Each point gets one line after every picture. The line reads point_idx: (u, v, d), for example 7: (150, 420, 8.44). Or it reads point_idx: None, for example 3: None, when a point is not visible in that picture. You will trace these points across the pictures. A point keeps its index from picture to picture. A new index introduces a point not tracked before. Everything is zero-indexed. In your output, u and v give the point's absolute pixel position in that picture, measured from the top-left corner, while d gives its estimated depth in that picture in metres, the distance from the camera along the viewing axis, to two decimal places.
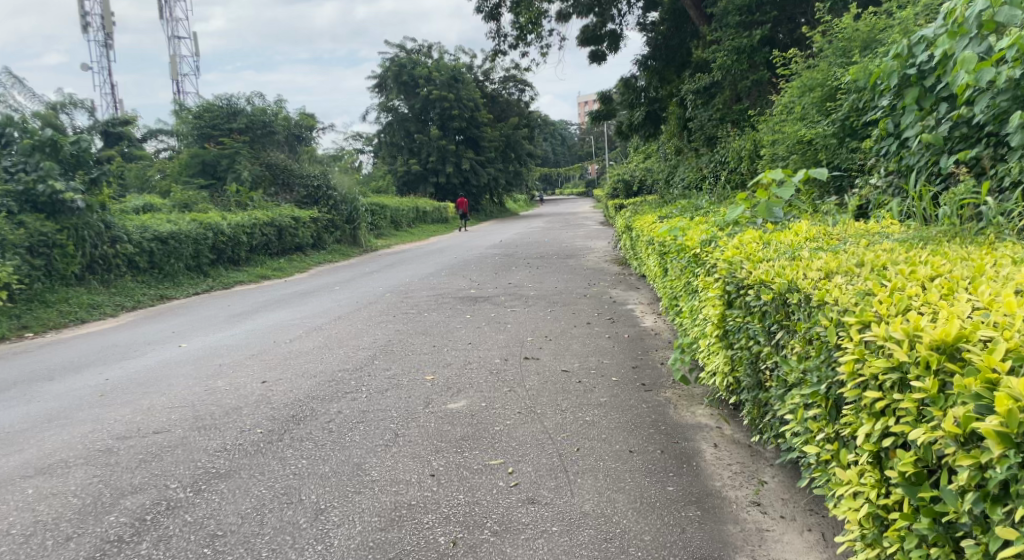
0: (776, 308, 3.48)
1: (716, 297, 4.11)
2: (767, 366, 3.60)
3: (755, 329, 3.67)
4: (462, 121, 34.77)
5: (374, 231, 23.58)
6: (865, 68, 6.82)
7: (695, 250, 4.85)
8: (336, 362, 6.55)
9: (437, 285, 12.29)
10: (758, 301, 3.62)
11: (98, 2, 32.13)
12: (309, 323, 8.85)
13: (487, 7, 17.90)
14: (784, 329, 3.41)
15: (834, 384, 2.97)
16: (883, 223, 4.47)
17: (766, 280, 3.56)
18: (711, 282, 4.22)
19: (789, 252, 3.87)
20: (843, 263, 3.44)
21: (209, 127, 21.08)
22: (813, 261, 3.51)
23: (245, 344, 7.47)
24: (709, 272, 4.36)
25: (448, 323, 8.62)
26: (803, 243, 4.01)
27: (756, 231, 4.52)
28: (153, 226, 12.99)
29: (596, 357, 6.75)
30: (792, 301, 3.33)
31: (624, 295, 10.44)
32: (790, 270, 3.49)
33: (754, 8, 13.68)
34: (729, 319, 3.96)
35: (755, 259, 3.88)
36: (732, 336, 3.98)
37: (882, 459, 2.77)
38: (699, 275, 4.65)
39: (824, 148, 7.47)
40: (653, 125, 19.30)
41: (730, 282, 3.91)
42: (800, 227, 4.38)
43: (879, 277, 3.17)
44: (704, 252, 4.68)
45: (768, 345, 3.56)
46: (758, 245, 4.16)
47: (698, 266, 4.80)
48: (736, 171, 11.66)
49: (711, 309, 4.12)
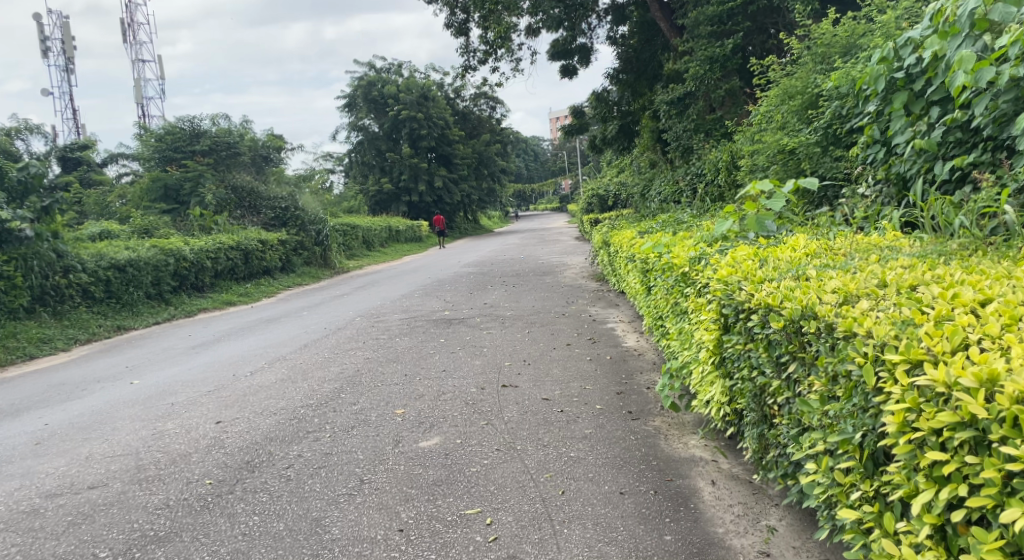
0: (785, 336, 3.14)
1: (710, 321, 3.76)
2: (774, 401, 3.27)
3: (759, 359, 3.33)
4: (433, 139, 34.40)
5: (346, 252, 23.07)
6: (846, 74, 6.59)
7: (683, 269, 4.49)
8: (299, 397, 6.11)
9: (409, 307, 11.86)
10: (762, 328, 3.28)
11: (58, 26, 31.56)
12: (273, 353, 8.40)
13: (455, 22, 17.62)
14: (797, 361, 3.08)
15: (872, 434, 2.64)
16: (887, 236, 4.16)
17: (773, 303, 3.22)
18: (706, 305, 3.88)
19: (792, 270, 3.55)
20: (863, 285, 3.14)
21: (170, 150, 20.63)
22: (827, 282, 3.20)
23: (203, 379, 7.02)
24: (701, 294, 4.02)
25: (421, 349, 8.18)
26: (804, 259, 3.70)
27: (748, 246, 4.17)
28: (110, 254, 12.48)
29: (578, 383, 6.34)
30: (807, 330, 3.00)
31: (604, 313, 10.08)
32: (802, 294, 3.15)
33: (725, 18, 13.50)
34: (727, 346, 3.60)
35: (755, 279, 3.55)
36: (731, 365, 3.64)
37: (947, 532, 2.45)
38: (689, 295, 4.29)
39: (807, 158, 7.15)
40: (627, 139, 18.99)
41: (727, 304, 3.56)
42: (796, 242, 4.05)
43: (912, 303, 2.87)
44: (693, 271, 4.32)
45: (777, 379, 3.22)
46: (754, 262, 3.82)
47: (686, 285, 4.43)
48: (713, 183, 11.39)
49: (705, 335, 3.78)
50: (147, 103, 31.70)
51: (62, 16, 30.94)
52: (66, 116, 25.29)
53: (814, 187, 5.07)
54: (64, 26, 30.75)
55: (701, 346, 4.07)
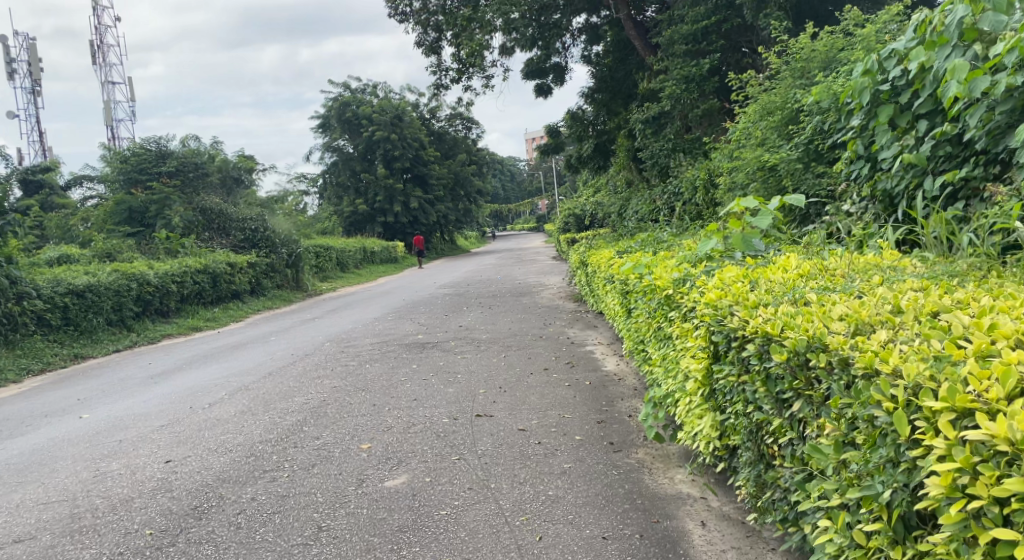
0: (787, 371, 2.90)
1: (700, 348, 3.50)
2: (774, 440, 3.02)
3: (756, 394, 3.09)
4: (407, 159, 34.10)
5: (319, 274, 22.64)
6: (828, 88, 6.38)
7: (666, 291, 4.19)
8: (258, 431, 5.76)
9: (382, 330, 11.50)
10: (761, 360, 3.02)
11: (23, 48, 31.03)
12: (234, 382, 8.01)
13: (427, 41, 17.45)
14: (802, 398, 2.84)
15: (905, 493, 2.41)
16: (884, 255, 3.93)
17: (773, 333, 2.97)
18: (692, 332, 3.61)
19: (788, 294, 3.31)
20: (875, 312, 2.91)
21: (135, 172, 20.22)
22: (833, 309, 2.97)
23: (157, 412, 6.69)
24: (686, 319, 3.76)
25: (391, 375, 7.84)
26: (801, 281, 3.46)
27: (735, 267, 3.91)
28: (68, 279, 12.10)
29: (556, 411, 6.00)
30: (815, 366, 2.76)
31: (583, 335, 9.79)
32: (807, 323, 2.91)
33: (700, 37, 13.38)
34: (718, 377, 3.34)
35: (749, 303, 3.30)
36: (723, 399, 3.39)
37: None
38: (672, 318, 4.01)
39: (789, 175, 6.93)
40: (603, 157, 18.89)
41: (717, 330, 3.29)
42: (788, 262, 3.80)
43: (939, 335, 2.64)
44: (678, 293, 4.04)
45: (778, 417, 2.97)
46: (744, 283, 3.56)
47: (670, 309, 4.14)
48: (691, 202, 11.23)
49: (692, 365, 3.52)
50: (115, 125, 31.25)
51: (29, 37, 30.45)
52: (31, 138, 24.79)
53: (802, 204, 4.79)
54: (30, 48, 30.28)
55: (687, 375, 3.81)
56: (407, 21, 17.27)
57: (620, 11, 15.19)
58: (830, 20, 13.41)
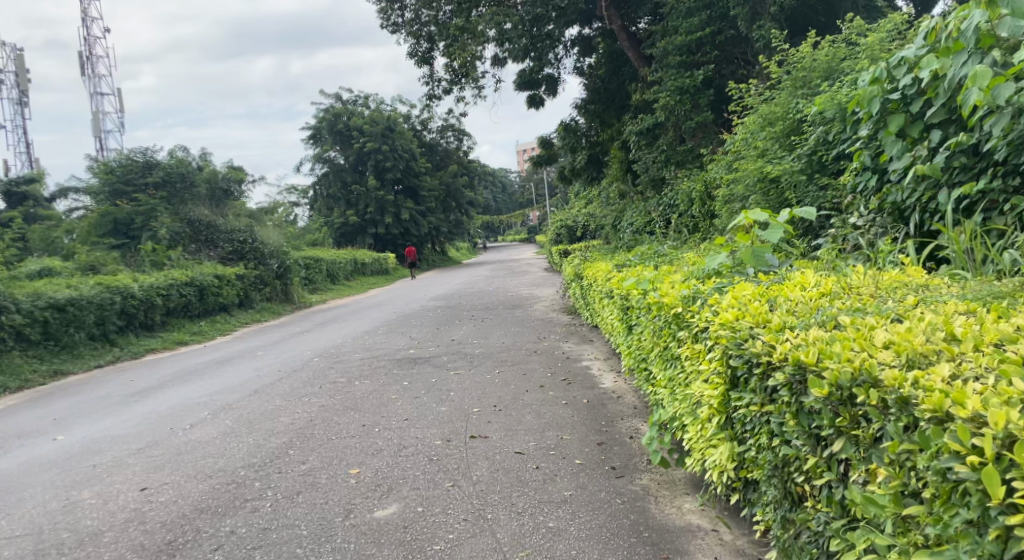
0: (827, 407, 2.73)
1: (718, 373, 3.31)
2: (807, 480, 2.84)
3: (785, 428, 2.92)
4: (398, 171, 33.83)
5: (309, 285, 22.32)
6: (832, 98, 6.13)
7: (674, 309, 3.96)
8: (240, 455, 5.48)
9: (373, 344, 11.22)
10: (796, 391, 2.85)
11: (11, 58, 30.66)
12: (218, 400, 7.72)
13: (419, 52, 17.23)
14: (845, 437, 2.68)
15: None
16: (907, 272, 3.75)
17: (810, 362, 2.79)
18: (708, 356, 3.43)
19: (817, 318, 3.16)
20: (926, 341, 2.76)
21: (122, 183, 20.03)
22: (876, 336, 2.82)
23: (136, 433, 6.42)
24: (697, 341, 3.57)
25: (381, 393, 7.56)
26: (827, 302, 3.31)
27: (750, 284, 3.72)
28: (48, 292, 11.83)
29: (554, 432, 5.74)
30: (864, 403, 2.60)
31: (578, 350, 9.53)
32: (853, 354, 2.74)
33: (694, 48, 13.20)
34: (738, 405, 3.16)
35: (775, 328, 3.13)
36: (743, 429, 3.21)
37: None
38: (681, 338, 3.80)
39: (792, 187, 6.69)
40: (596, 168, 18.88)
41: (739, 355, 3.11)
42: (808, 280, 3.63)
43: (1008, 372, 2.51)
44: (687, 312, 3.82)
45: (814, 455, 2.81)
46: (765, 304, 3.38)
47: (678, 328, 3.92)
48: (687, 214, 11.02)
49: (708, 392, 3.34)
50: (103, 136, 30.99)
51: (16, 48, 30.08)
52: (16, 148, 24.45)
53: (813, 218, 4.51)
54: (18, 58, 30.00)
55: (698, 401, 3.62)
56: (398, 32, 17.07)
57: (614, 22, 15.02)
58: (830, 31, 13.13)
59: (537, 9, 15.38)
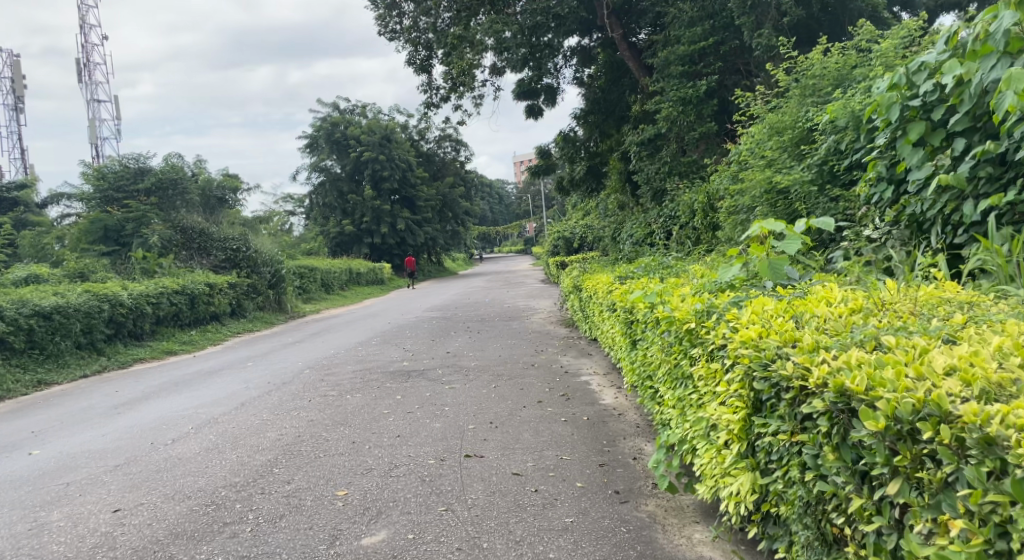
0: (881, 442, 2.62)
1: (742, 398, 3.17)
2: (847, 520, 2.75)
3: (821, 463, 2.81)
4: (395, 180, 33.57)
5: (303, 295, 22.02)
6: (845, 106, 5.91)
7: (686, 324, 3.74)
8: (222, 473, 5.18)
9: (366, 356, 10.94)
10: (846, 423, 2.74)
11: (7, 64, 30.47)
12: (203, 414, 7.43)
13: (418, 60, 17.00)
14: (899, 476, 2.59)
15: None
16: (943, 286, 3.57)
17: (861, 391, 2.68)
18: (727, 378, 3.28)
19: (855, 338, 3.03)
20: (993, 368, 2.64)
21: (112, 190, 19.84)
22: (935, 360, 2.71)
23: (115, 448, 6.16)
24: (713, 361, 3.42)
25: (373, 407, 7.28)
26: (861, 321, 3.17)
27: (769, 299, 3.55)
28: (34, 300, 11.56)
29: (553, 451, 5.46)
30: (933, 441, 2.50)
31: (577, 364, 9.26)
32: (916, 385, 2.62)
33: (697, 58, 13.03)
34: (766, 434, 3.04)
35: (806, 348, 2.99)
36: (768, 457, 3.09)
37: None
38: (693, 354, 3.63)
39: (802, 199, 6.45)
40: (595, 180, 18.57)
41: (772, 379, 2.98)
42: (838, 296, 3.48)
43: None
44: (701, 328, 3.61)
45: (859, 495, 2.71)
46: (791, 322, 3.24)
47: (691, 345, 3.70)
48: (689, 226, 10.81)
49: (727, 417, 3.20)
50: (98, 142, 30.76)
51: (12, 54, 29.89)
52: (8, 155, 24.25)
53: (832, 228, 4.24)
54: (14, 64, 29.83)
55: (712, 425, 3.45)
56: (397, 39, 16.87)
57: (615, 31, 14.87)
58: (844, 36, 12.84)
59: (538, 17, 15.08)
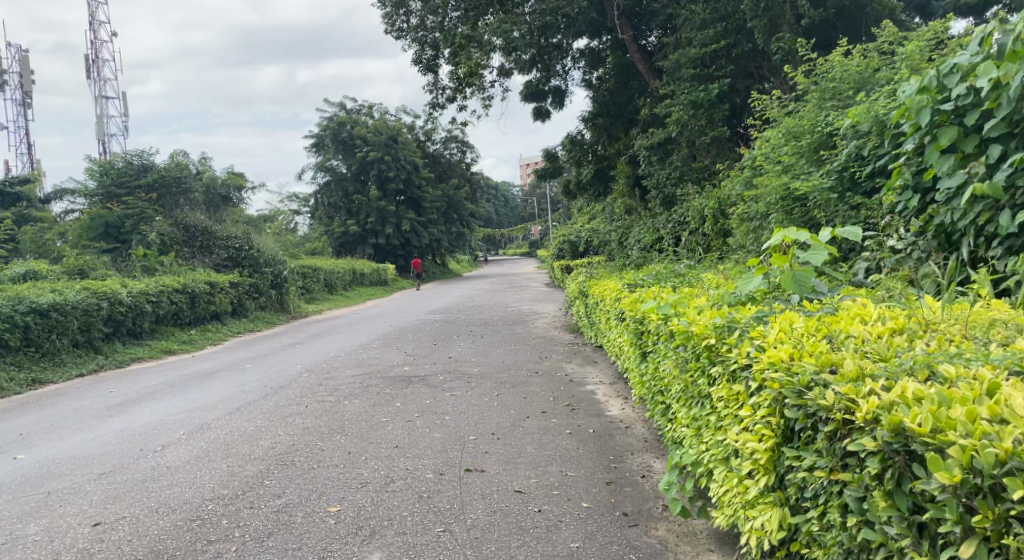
0: (953, 496, 2.37)
1: (773, 427, 2.95)
2: None
3: (867, 508, 2.58)
4: (400, 181, 33.35)
5: (305, 295, 21.81)
6: (868, 110, 5.67)
7: (704, 338, 3.52)
8: (210, 484, 4.95)
9: (367, 359, 10.71)
10: (907, 467, 2.49)
11: (15, 59, 30.39)
12: (196, 419, 7.21)
13: (424, 59, 16.77)
14: (975, 538, 2.33)
15: None
16: (989, 305, 3.36)
17: (925, 433, 2.44)
18: (753, 402, 3.06)
19: (906, 365, 2.81)
20: None
21: (114, 186, 19.73)
22: (1012, 399, 2.48)
23: (103, 454, 5.94)
24: (737, 383, 3.20)
25: (372, 415, 7.04)
26: (909, 349, 2.95)
27: (798, 317, 3.33)
28: (31, 297, 11.35)
29: (557, 466, 5.23)
30: (1017, 499, 2.26)
31: (582, 372, 9.01)
32: (994, 430, 2.38)
33: (709, 61, 12.79)
34: (799, 468, 2.82)
35: (849, 376, 2.77)
36: (801, 494, 2.86)
37: None
38: (713, 373, 3.41)
39: (821, 206, 6.21)
40: (602, 184, 18.20)
41: (814, 410, 2.75)
42: (879, 317, 3.26)
43: None
44: (722, 345, 3.39)
45: (917, 550, 2.47)
46: (829, 346, 3.01)
47: (710, 363, 3.48)
48: (699, 233, 10.56)
49: (754, 446, 2.98)
50: (105, 138, 30.62)
51: (20, 49, 29.79)
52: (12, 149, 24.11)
53: (859, 238, 3.96)
54: (22, 59, 29.72)
55: (733, 452, 3.23)
56: (403, 38, 16.62)
57: (625, 32, 14.63)
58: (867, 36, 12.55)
59: (547, 18, 14.81)
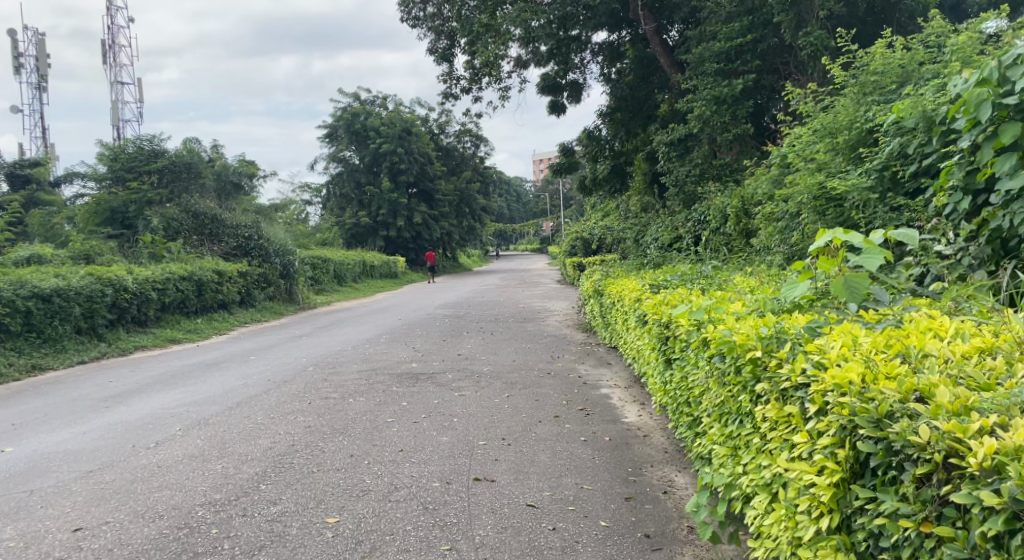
0: None
1: (842, 461, 2.65)
2: None
3: None
4: (412, 174, 33.04)
5: (315, 286, 21.55)
6: (915, 105, 5.28)
7: (751, 352, 3.23)
8: (203, 488, 4.64)
9: (374, 354, 10.42)
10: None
11: (32, 42, 30.27)
12: (194, 413, 6.91)
13: (439, 48, 16.45)
14: None
15: None
16: None
17: None
18: (815, 429, 2.77)
19: (1012, 399, 2.54)
20: None
21: (124, 170, 19.53)
22: None
23: (95, 449, 5.65)
24: (790, 404, 2.92)
25: (377, 414, 6.73)
26: (1004, 378, 2.67)
27: (861, 332, 3.05)
28: (34, 281, 11.10)
29: (573, 477, 4.91)
30: None
31: (596, 374, 8.66)
32: None
33: (734, 56, 12.37)
34: (879, 512, 2.53)
35: (947, 410, 2.50)
36: (875, 540, 2.57)
37: None
38: (761, 389, 3.12)
39: (859, 208, 5.83)
40: (619, 179, 17.59)
41: (906, 448, 2.47)
42: (955, 336, 2.98)
43: None
44: (773, 361, 3.10)
45: None
46: (909, 370, 2.73)
47: (757, 379, 3.20)
48: (720, 233, 10.16)
49: (812, 479, 2.70)
50: (118, 124, 30.45)
51: (37, 33, 29.64)
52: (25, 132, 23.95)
53: (916, 241, 3.62)
54: (38, 43, 29.59)
55: (780, 482, 2.95)
56: (419, 27, 16.30)
57: (647, 24, 14.31)
58: (914, 27, 12.07)
59: (568, 7, 14.59)
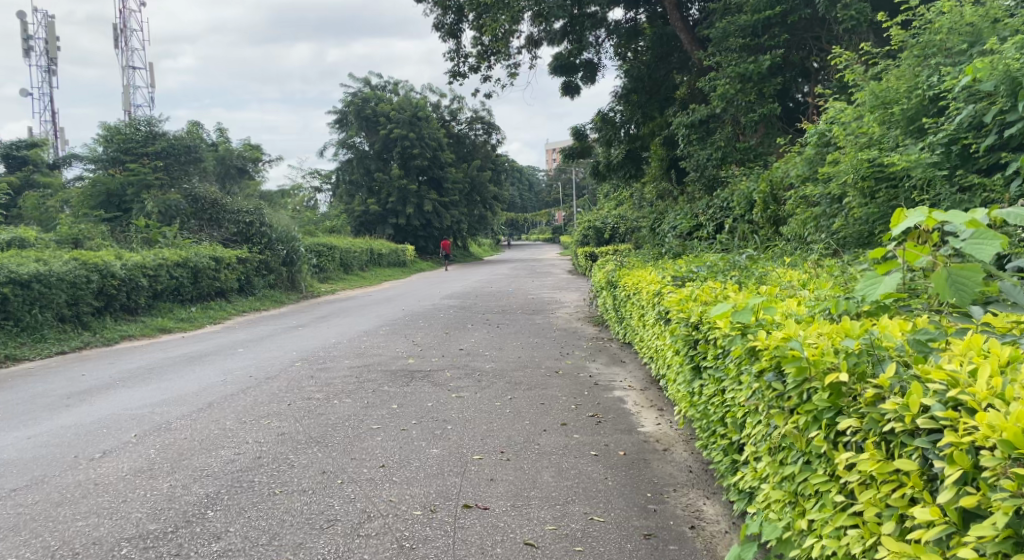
0: None
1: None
2: None
3: None
4: (424, 159, 32.25)
5: (319, 274, 20.78)
6: (997, 64, 4.43)
7: (839, 378, 2.59)
8: (138, 514, 3.91)
9: (370, 348, 9.66)
10: None
11: (41, 24, 29.67)
12: (158, 415, 6.16)
13: (446, 23, 15.57)
14: None
15: None
16: None
17: None
18: (964, 505, 2.23)
19: None
20: None
21: (119, 151, 18.84)
22: None
23: (32, 459, 4.93)
24: (907, 460, 2.37)
25: (361, 419, 5.95)
26: None
27: (1001, 363, 2.44)
28: (11, 265, 10.37)
29: (580, 503, 4.12)
30: None
31: (609, 373, 7.86)
32: None
33: (759, 29, 11.45)
34: None
35: None
36: None
37: None
38: (856, 427, 2.51)
39: (921, 186, 5.03)
40: (634, 165, 16.64)
41: None
42: None
43: None
44: (883, 399, 2.48)
45: None
46: None
47: (850, 416, 2.56)
48: (746, 220, 9.29)
49: None
50: (127, 107, 29.78)
51: (48, 15, 29.01)
52: None
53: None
54: (46, 25, 28.95)
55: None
56: None
57: None
58: None
59: None
